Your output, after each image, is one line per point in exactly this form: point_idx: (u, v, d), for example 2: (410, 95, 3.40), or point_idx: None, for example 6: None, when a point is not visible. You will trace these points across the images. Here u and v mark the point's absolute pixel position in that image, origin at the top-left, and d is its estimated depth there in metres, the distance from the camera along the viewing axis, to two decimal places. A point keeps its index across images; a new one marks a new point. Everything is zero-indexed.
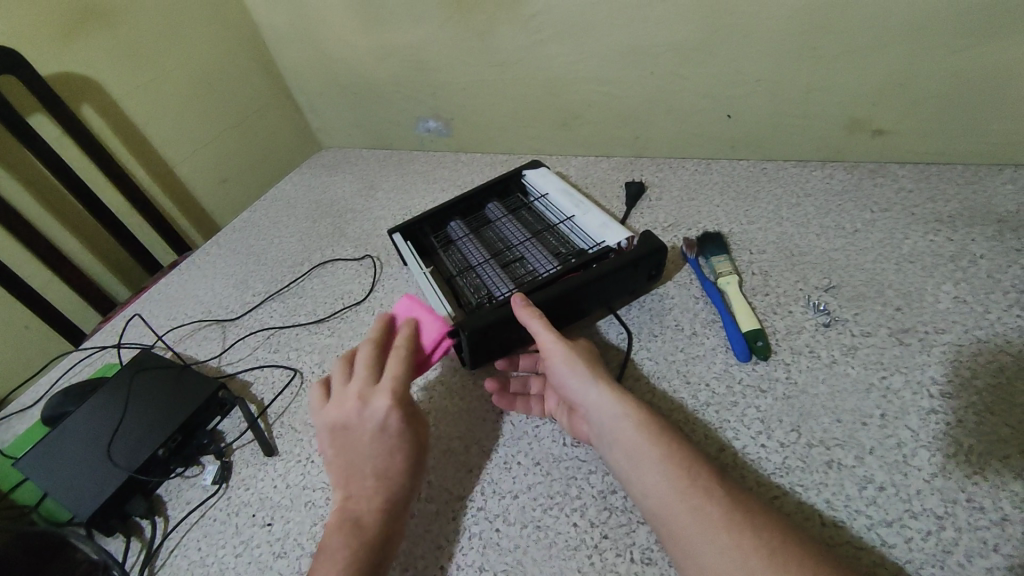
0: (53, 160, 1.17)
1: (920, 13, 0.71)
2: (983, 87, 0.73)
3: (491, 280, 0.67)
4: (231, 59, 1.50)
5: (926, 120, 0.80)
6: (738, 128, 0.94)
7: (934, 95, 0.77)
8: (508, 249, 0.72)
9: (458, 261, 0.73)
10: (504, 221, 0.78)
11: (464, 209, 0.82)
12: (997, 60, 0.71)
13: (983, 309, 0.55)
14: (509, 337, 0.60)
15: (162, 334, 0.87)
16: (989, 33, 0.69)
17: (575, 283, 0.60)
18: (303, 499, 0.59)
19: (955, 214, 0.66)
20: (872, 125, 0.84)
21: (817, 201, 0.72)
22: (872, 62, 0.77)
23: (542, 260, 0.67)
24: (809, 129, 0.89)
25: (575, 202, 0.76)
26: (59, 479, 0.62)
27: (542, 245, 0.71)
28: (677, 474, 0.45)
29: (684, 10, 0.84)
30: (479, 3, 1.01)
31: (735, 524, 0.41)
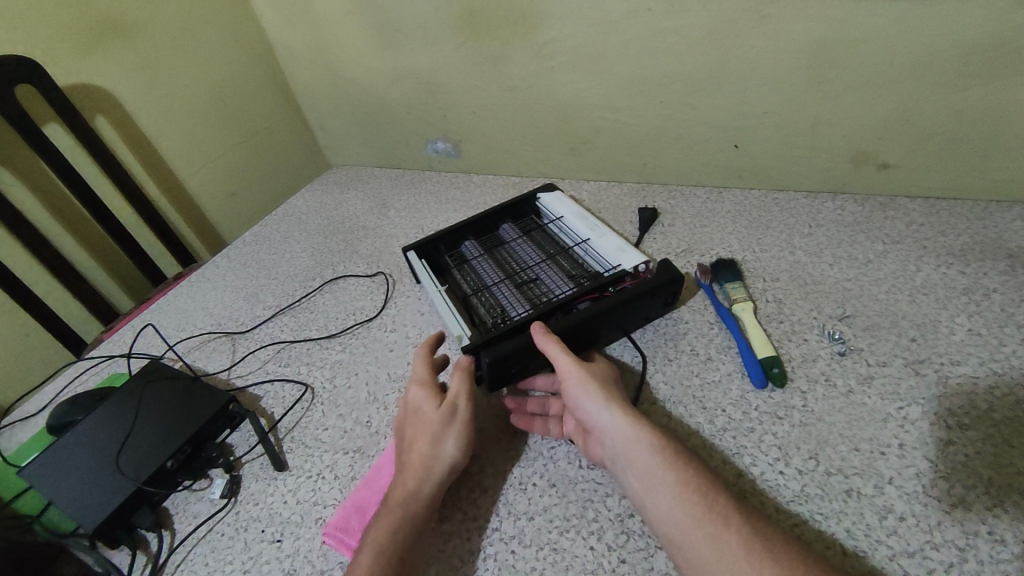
0: (66, 169, 1.18)
1: (927, 52, 0.73)
2: (990, 124, 0.75)
3: (506, 300, 0.67)
4: (245, 75, 1.52)
5: (932, 156, 0.82)
6: (746, 158, 0.96)
7: (941, 132, 0.79)
8: (523, 270, 0.72)
9: (473, 279, 0.73)
10: (519, 241, 0.78)
11: (479, 228, 0.83)
12: (1004, 99, 0.72)
13: (997, 342, 0.56)
14: (527, 362, 0.60)
15: (172, 345, 0.86)
16: (996, 73, 0.71)
17: (595, 310, 0.60)
18: (314, 516, 0.58)
19: (966, 248, 0.67)
20: (879, 160, 0.86)
21: (828, 232, 0.73)
22: (879, 99, 0.79)
23: (558, 282, 0.68)
24: (817, 161, 0.90)
25: (590, 225, 0.77)
26: (65, 488, 0.62)
27: (558, 266, 0.71)
28: (694, 501, 0.44)
29: (695, 42, 0.86)
30: (493, 29, 1.04)
31: (755, 552, 0.41)
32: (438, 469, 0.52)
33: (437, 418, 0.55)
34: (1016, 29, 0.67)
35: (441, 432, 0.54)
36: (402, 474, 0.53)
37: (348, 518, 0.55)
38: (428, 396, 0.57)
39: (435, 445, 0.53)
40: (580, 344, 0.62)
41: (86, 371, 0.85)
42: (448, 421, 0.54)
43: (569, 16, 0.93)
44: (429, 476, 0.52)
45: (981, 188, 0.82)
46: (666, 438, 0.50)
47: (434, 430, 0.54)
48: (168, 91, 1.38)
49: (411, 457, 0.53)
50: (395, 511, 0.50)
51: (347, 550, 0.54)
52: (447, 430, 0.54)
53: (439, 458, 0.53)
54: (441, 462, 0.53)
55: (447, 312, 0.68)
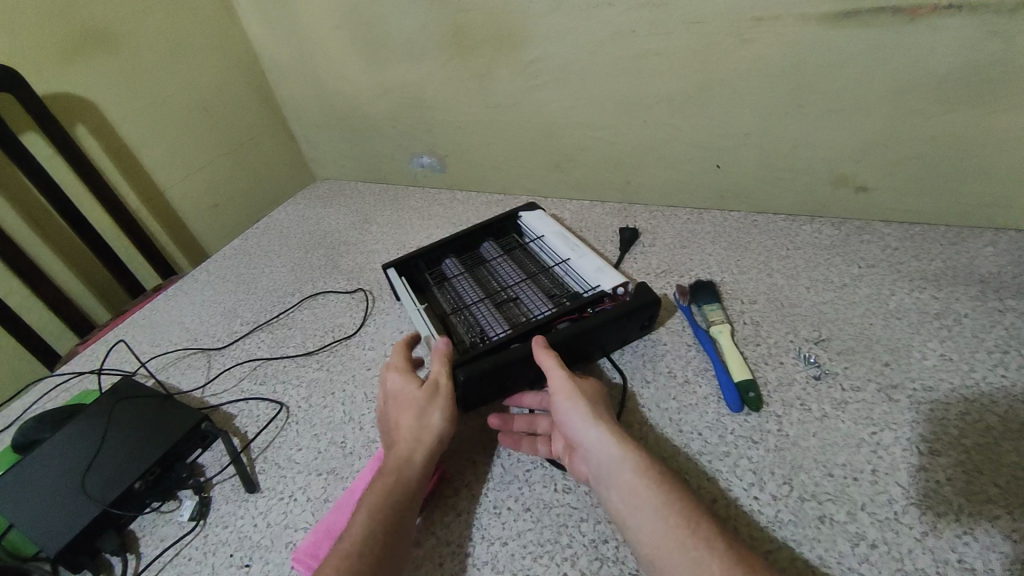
0: (43, 178, 1.16)
1: (901, 80, 0.74)
2: (962, 151, 0.76)
3: (485, 319, 0.67)
4: (231, 87, 1.52)
5: (906, 181, 0.83)
6: (726, 178, 0.97)
7: (914, 157, 0.80)
8: (503, 289, 0.72)
9: (453, 298, 0.73)
10: (500, 261, 0.78)
11: (461, 247, 0.83)
12: (973, 127, 0.74)
13: (968, 367, 0.57)
14: (501, 381, 0.60)
15: (146, 361, 0.85)
16: (968, 101, 0.72)
17: (571, 331, 0.60)
18: (284, 540, 0.57)
19: (939, 272, 0.68)
20: (855, 183, 0.87)
21: (806, 255, 0.74)
22: (855, 124, 0.80)
23: (537, 302, 0.68)
24: (795, 183, 0.91)
25: (572, 245, 0.77)
26: (27, 511, 0.60)
27: (538, 286, 0.71)
28: (679, 523, 0.44)
29: (677, 65, 0.87)
30: (478, 48, 1.04)
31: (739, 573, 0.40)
32: (424, 440, 0.54)
33: (418, 396, 0.56)
34: (985, 59, 0.69)
35: (424, 407, 0.55)
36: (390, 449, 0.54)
37: (317, 543, 0.54)
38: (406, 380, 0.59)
39: (417, 419, 0.55)
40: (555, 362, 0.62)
41: (57, 387, 0.83)
42: (432, 396, 0.56)
43: (554, 36, 0.94)
44: (418, 445, 0.53)
45: (955, 214, 0.83)
46: (653, 461, 0.49)
47: (415, 407, 0.56)
48: (151, 102, 1.37)
49: (398, 434, 0.55)
50: (386, 477, 0.51)
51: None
52: (431, 403, 0.56)
53: (424, 429, 0.54)
54: (428, 433, 0.54)
55: (425, 330, 0.67)
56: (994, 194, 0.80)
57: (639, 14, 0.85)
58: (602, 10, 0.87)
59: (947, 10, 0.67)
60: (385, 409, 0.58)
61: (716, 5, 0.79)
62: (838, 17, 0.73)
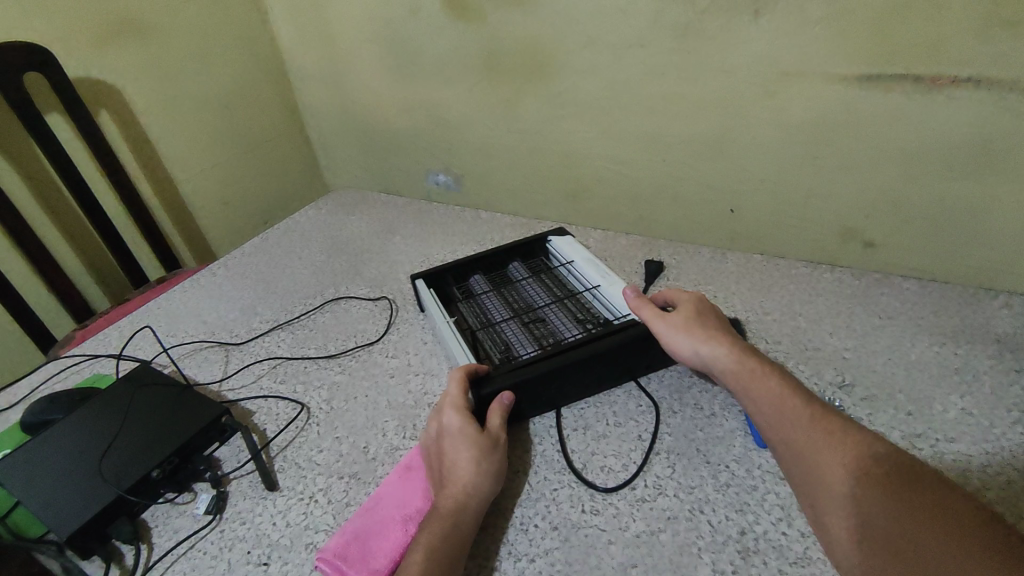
0: (61, 158, 1.16)
1: (917, 147, 0.77)
2: (970, 218, 0.79)
3: (514, 338, 0.68)
4: (255, 88, 1.53)
5: (915, 240, 0.85)
6: (739, 223, 0.99)
7: (924, 218, 0.82)
8: (531, 310, 0.73)
9: (482, 314, 0.74)
10: (529, 283, 0.79)
11: (490, 265, 0.84)
12: (982, 196, 0.77)
13: (988, 422, 0.58)
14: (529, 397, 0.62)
15: (161, 351, 0.84)
16: (979, 171, 0.75)
17: (595, 351, 0.62)
18: (304, 540, 0.56)
19: (956, 329, 0.70)
20: (865, 238, 0.89)
21: (827, 302, 0.77)
22: (872, 183, 0.84)
23: (566, 325, 0.69)
24: (806, 233, 0.93)
25: (601, 271, 0.77)
26: (38, 492, 0.59)
27: (566, 310, 0.72)
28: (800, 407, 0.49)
29: (703, 109, 0.90)
30: (508, 74, 1.08)
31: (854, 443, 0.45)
32: (480, 491, 0.53)
33: (480, 440, 0.56)
34: (996, 133, 0.72)
35: (485, 453, 0.55)
36: (445, 491, 0.53)
37: (346, 545, 0.54)
38: (465, 418, 0.57)
39: (476, 468, 0.54)
40: (580, 379, 0.63)
41: (66, 369, 0.82)
42: (493, 446, 0.56)
43: (586, 70, 0.98)
44: (473, 494, 0.53)
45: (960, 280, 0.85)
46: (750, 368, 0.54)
47: (477, 450, 0.55)
48: (174, 95, 1.38)
49: (453, 476, 0.54)
50: (442, 523, 0.50)
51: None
52: (492, 453, 0.55)
53: (481, 477, 0.53)
54: (486, 482, 0.53)
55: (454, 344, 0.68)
56: (999, 266, 0.81)
57: (670, 58, 0.88)
58: (634, 51, 0.91)
59: (965, 83, 0.70)
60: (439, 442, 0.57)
61: (747, 57, 0.82)
62: (863, 79, 0.76)
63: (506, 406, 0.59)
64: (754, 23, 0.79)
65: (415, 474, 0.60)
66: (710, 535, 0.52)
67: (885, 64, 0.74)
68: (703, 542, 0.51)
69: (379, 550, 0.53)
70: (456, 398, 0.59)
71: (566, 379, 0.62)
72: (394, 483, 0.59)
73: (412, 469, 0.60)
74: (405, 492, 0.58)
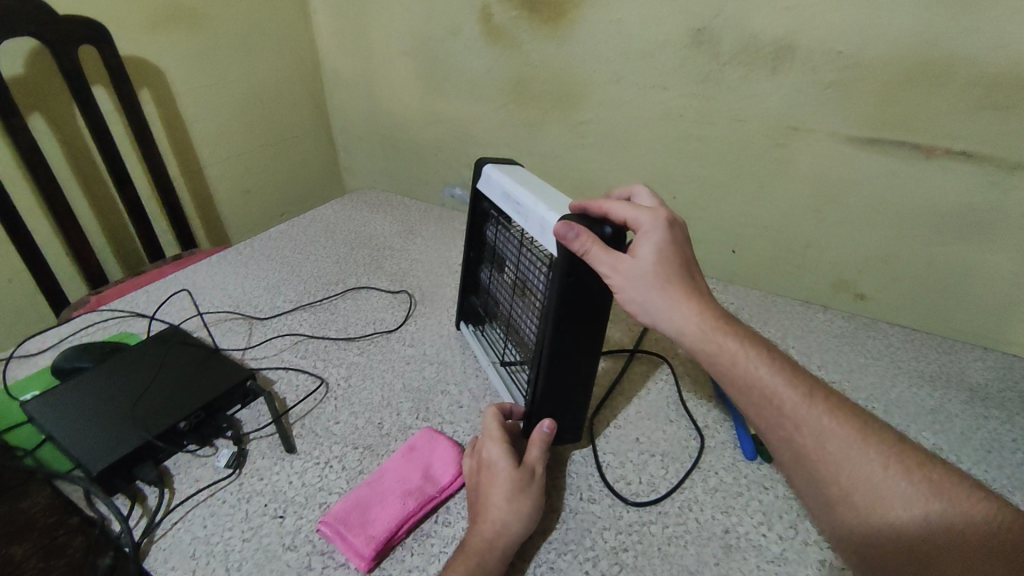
0: (102, 129, 1.20)
1: (911, 209, 0.84)
2: (953, 280, 0.86)
3: (525, 323, 0.64)
4: (291, 86, 1.59)
5: (901, 297, 0.91)
6: (739, 263, 1.05)
7: (910, 276, 0.89)
8: (514, 272, 0.66)
9: (506, 314, 0.70)
10: (500, 241, 0.69)
11: (471, 245, 0.77)
12: (966, 261, 0.83)
13: (958, 458, 0.65)
14: (564, 384, 0.59)
15: (188, 317, 0.88)
16: (966, 237, 0.82)
17: (551, 317, 0.54)
18: (318, 500, 0.60)
19: (934, 375, 0.78)
20: (856, 291, 0.95)
21: (819, 338, 0.85)
22: (866, 239, 0.90)
23: (535, 279, 0.60)
24: (800, 279, 1.00)
25: (518, 205, 0.61)
26: (70, 428, 0.63)
27: (526, 250, 0.62)
28: (800, 398, 0.46)
29: (715, 154, 0.97)
30: (536, 100, 1.14)
31: (866, 448, 0.43)
32: (511, 527, 0.52)
33: (515, 475, 0.55)
34: (984, 204, 0.79)
35: (519, 488, 0.54)
36: (477, 527, 0.52)
37: (348, 510, 0.57)
38: (502, 452, 0.57)
39: (508, 504, 0.53)
40: (586, 326, 0.55)
41: (96, 325, 0.87)
42: (529, 482, 0.55)
43: (610, 104, 1.04)
44: (505, 530, 0.52)
45: (938, 335, 0.91)
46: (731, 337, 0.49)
47: (511, 485, 0.54)
48: (214, 82, 1.43)
49: (488, 511, 0.53)
50: (469, 559, 0.50)
51: (343, 545, 0.55)
52: (528, 488, 0.55)
53: (513, 514, 0.53)
54: (518, 520, 0.52)
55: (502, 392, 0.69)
56: (974, 326, 0.87)
57: (690, 101, 0.95)
58: (656, 92, 0.98)
59: (957, 155, 0.78)
60: (478, 476, 0.57)
61: (762, 108, 0.89)
62: (868, 141, 0.83)
63: (546, 437, 0.58)
64: (771, 79, 0.87)
65: (419, 455, 0.63)
66: (696, 531, 0.56)
67: (889, 130, 0.81)
68: (690, 536, 0.56)
69: (378, 519, 0.56)
70: (495, 433, 0.59)
71: (572, 343, 0.56)
72: (398, 461, 0.62)
73: (415, 451, 0.64)
74: (407, 471, 0.61)
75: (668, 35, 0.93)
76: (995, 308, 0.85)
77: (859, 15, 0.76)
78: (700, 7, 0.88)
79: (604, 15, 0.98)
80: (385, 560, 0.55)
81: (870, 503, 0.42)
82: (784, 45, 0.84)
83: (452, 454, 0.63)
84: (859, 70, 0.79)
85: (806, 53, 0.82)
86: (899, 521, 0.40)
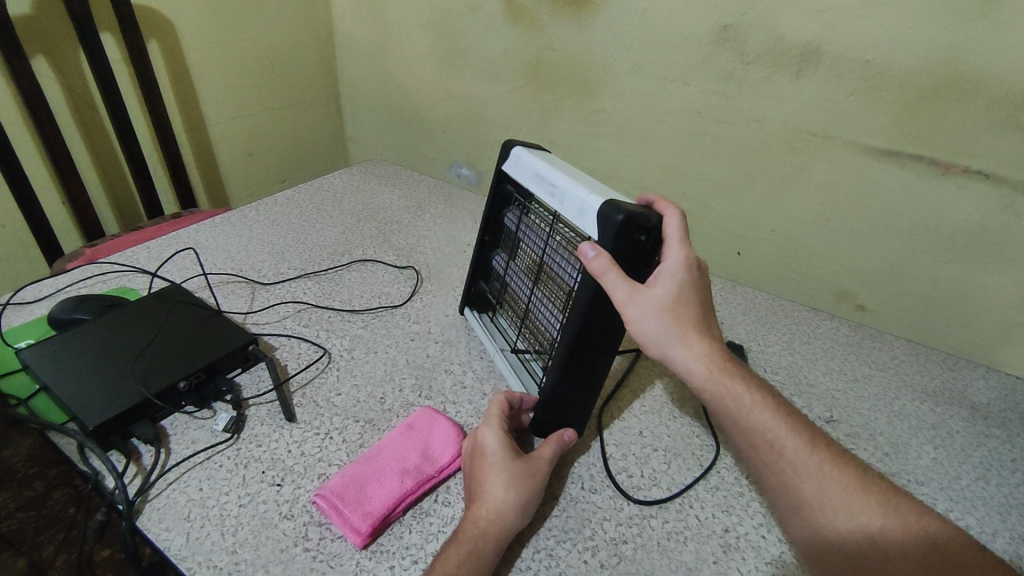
0: (107, 78, 1.16)
1: (924, 224, 0.84)
2: (958, 300, 0.86)
3: (547, 315, 0.63)
4: (303, 51, 1.55)
5: (904, 311, 0.91)
6: (743, 265, 1.04)
7: (915, 291, 0.89)
8: (540, 264, 0.64)
9: (522, 301, 0.69)
10: (523, 225, 0.67)
11: (489, 230, 0.75)
12: (974, 282, 0.83)
13: (956, 473, 0.67)
14: (585, 376, 0.58)
15: (191, 277, 0.87)
16: (978, 257, 0.81)
17: (580, 308, 0.54)
18: (317, 470, 0.60)
19: (936, 390, 0.80)
20: (857, 301, 0.95)
21: (823, 345, 0.87)
22: (873, 252, 0.90)
23: (568, 272, 0.59)
24: (803, 285, 0.99)
25: (551, 186, 0.59)
26: (66, 379, 0.61)
27: (560, 242, 0.60)
28: (796, 439, 0.48)
29: (730, 153, 0.96)
30: (553, 84, 1.13)
31: (857, 487, 0.46)
32: (507, 516, 0.51)
33: (513, 465, 0.54)
34: (998, 226, 0.78)
35: (520, 480, 0.53)
36: (471, 514, 0.51)
37: (339, 486, 0.56)
38: (503, 440, 0.56)
39: (505, 492, 0.52)
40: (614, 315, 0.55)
41: (94, 277, 0.85)
42: (529, 473, 0.54)
43: (628, 95, 1.03)
44: (500, 518, 0.51)
45: (939, 351, 0.91)
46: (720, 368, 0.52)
47: (512, 476, 0.53)
48: (224, 41, 1.39)
49: (483, 499, 0.52)
50: (464, 546, 0.49)
51: (339, 520, 0.54)
52: (528, 481, 0.54)
53: (509, 503, 0.52)
54: (514, 509, 0.51)
55: (510, 376, 0.69)
56: (976, 344, 0.88)
57: (710, 99, 0.94)
58: (676, 87, 0.97)
59: (975, 174, 0.77)
60: (474, 462, 0.56)
61: (784, 111, 0.88)
62: (887, 152, 0.82)
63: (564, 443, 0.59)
64: (794, 82, 0.85)
65: (416, 434, 0.62)
66: (696, 528, 0.56)
67: (911, 144, 0.80)
68: (690, 532, 0.56)
69: (374, 496, 0.55)
70: (497, 420, 0.58)
71: (598, 334, 0.55)
72: (396, 438, 0.62)
73: (414, 429, 0.63)
74: (405, 448, 0.60)
75: (694, 30, 0.91)
76: (996, 331, 0.85)
77: (891, 24, 0.75)
78: (729, 3, 0.86)
79: (629, 5, 0.96)
80: (379, 536, 0.54)
81: (827, 512, 0.46)
82: (811, 49, 0.82)
83: (452, 435, 0.62)
84: (885, 80, 0.78)
85: (832, 59, 0.81)
86: (896, 556, 0.43)
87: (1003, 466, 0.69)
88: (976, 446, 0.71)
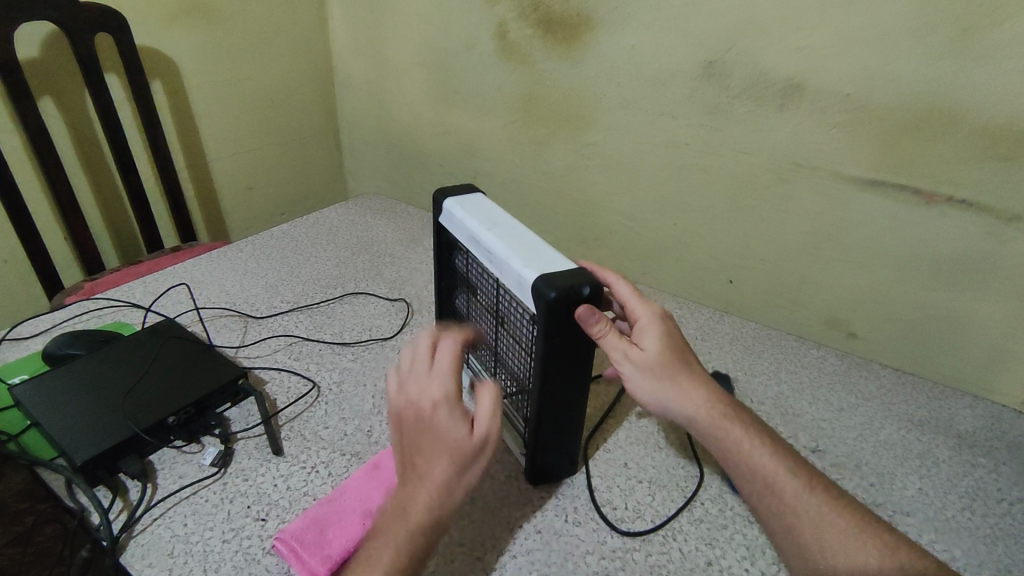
0: (111, 117, 1.19)
1: (908, 251, 0.85)
2: (946, 328, 0.86)
3: (513, 363, 0.63)
4: (305, 89, 1.59)
5: (894, 340, 0.92)
6: (734, 293, 1.05)
7: (903, 320, 0.89)
8: (497, 312, 0.64)
9: (489, 343, 0.69)
10: (475, 271, 0.67)
11: (445, 274, 0.75)
12: (959, 309, 0.84)
13: (941, 504, 0.67)
14: (560, 420, 0.58)
15: (184, 311, 0.88)
16: (961, 284, 0.82)
17: (539, 359, 0.54)
18: (302, 505, 0.60)
19: (923, 420, 0.80)
20: (848, 328, 0.95)
21: (810, 374, 0.87)
22: (860, 280, 0.90)
23: (521, 326, 0.59)
24: (794, 313, 1.00)
25: (489, 253, 0.60)
26: (55, 416, 0.62)
27: (509, 295, 0.60)
28: (794, 480, 0.52)
29: (718, 183, 0.98)
30: (546, 118, 1.15)
31: (853, 528, 0.49)
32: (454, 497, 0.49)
33: (468, 443, 0.50)
34: (980, 253, 0.79)
35: (468, 458, 0.50)
36: (417, 496, 0.48)
37: (304, 529, 0.55)
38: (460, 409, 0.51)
39: (457, 475, 0.49)
40: (576, 359, 0.54)
41: (91, 312, 0.87)
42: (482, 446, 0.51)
43: (618, 130, 1.05)
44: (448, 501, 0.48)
45: (927, 379, 0.91)
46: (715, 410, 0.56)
47: (465, 456, 0.49)
48: (227, 79, 1.44)
49: (430, 477, 0.49)
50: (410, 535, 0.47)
51: (297, 564, 0.54)
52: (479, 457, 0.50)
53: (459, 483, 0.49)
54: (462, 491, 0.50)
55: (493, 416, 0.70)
56: (965, 373, 0.88)
57: (697, 132, 0.96)
58: (664, 120, 0.99)
59: (955, 203, 0.79)
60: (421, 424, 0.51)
61: (768, 143, 0.90)
62: (869, 182, 0.84)
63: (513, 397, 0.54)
64: (778, 115, 0.88)
65: (382, 474, 0.62)
66: (679, 560, 0.56)
67: (891, 173, 0.82)
68: (672, 565, 0.56)
69: (335, 538, 0.55)
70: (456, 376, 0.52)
71: (564, 375, 0.55)
72: (360, 478, 0.61)
73: (379, 469, 0.62)
74: (368, 489, 0.60)
75: (680, 66, 0.94)
76: (985, 358, 0.86)
77: (869, 59, 0.77)
78: (713, 40, 0.89)
79: (618, 42, 0.99)
80: None
81: (826, 553, 0.49)
82: (793, 84, 0.85)
83: None
84: (864, 113, 0.80)
85: (814, 93, 0.83)
86: None
87: (988, 496, 0.69)
88: (962, 475, 0.71)
